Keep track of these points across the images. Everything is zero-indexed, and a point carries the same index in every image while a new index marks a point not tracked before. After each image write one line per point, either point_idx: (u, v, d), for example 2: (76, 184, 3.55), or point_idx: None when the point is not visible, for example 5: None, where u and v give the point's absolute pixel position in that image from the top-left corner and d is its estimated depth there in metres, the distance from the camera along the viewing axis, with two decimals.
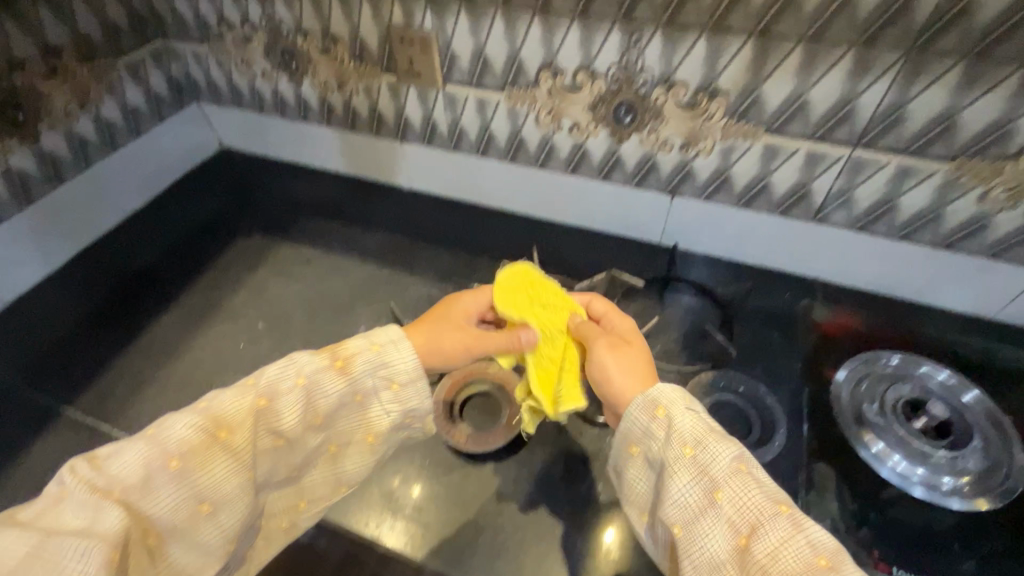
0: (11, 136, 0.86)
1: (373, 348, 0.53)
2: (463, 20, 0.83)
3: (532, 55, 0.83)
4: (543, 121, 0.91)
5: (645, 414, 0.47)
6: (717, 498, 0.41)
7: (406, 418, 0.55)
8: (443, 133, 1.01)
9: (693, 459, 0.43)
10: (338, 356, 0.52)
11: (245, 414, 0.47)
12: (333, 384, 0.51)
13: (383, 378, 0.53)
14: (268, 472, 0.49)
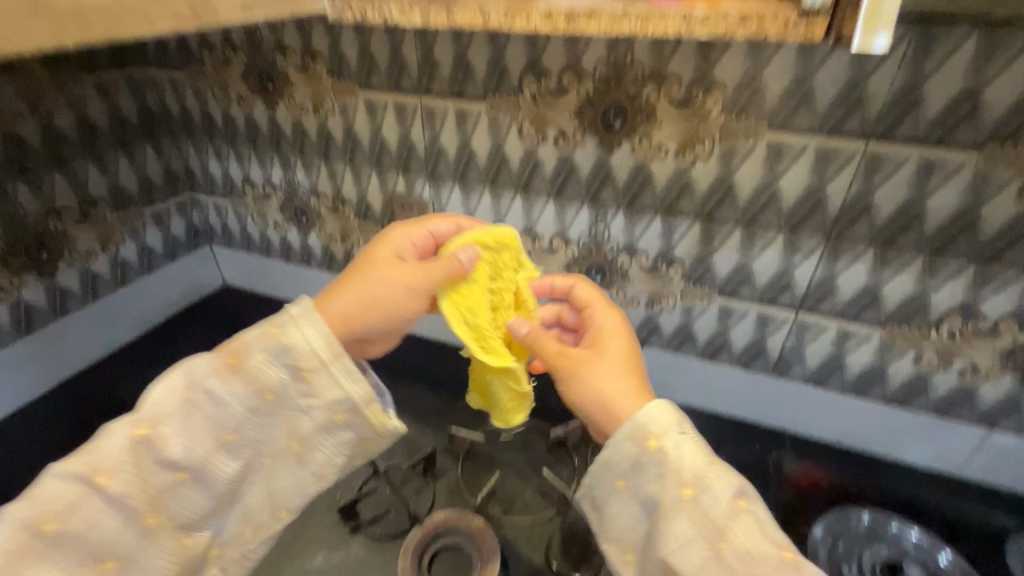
0: (30, 271, 0.93)
1: (270, 331, 0.54)
2: (456, 192, 0.97)
3: (515, 222, 0.96)
4: None
5: (637, 447, 0.49)
6: (720, 544, 0.44)
7: (334, 416, 0.56)
8: None
9: (690, 499, 0.45)
10: (224, 354, 0.52)
11: (134, 449, 0.48)
12: (230, 386, 0.51)
13: (288, 369, 0.53)
14: (186, 503, 0.50)
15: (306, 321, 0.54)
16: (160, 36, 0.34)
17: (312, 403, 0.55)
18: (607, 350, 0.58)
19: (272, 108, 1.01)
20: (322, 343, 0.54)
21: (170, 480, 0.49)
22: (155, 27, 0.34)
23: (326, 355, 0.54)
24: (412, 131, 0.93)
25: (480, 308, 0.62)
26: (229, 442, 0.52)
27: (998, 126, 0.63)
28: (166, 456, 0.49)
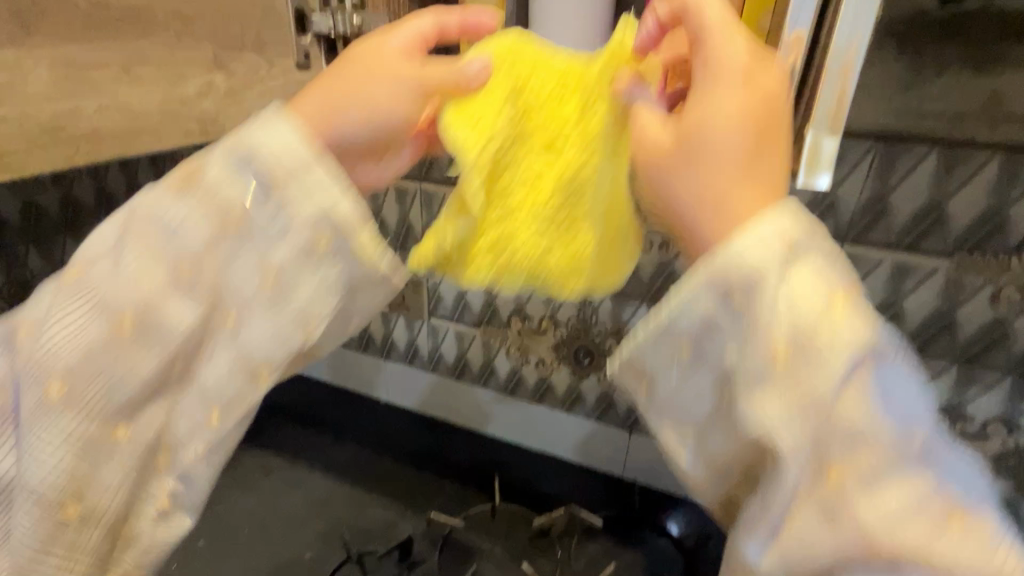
0: None
1: (229, 142, 0.32)
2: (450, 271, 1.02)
3: (505, 300, 0.99)
4: (513, 354, 1.02)
5: (744, 286, 0.28)
6: (844, 459, 0.27)
7: (317, 239, 0.32)
8: (423, 356, 1.10)
9: (812, 390, 0.27)
10: (178, 174, 0.33)
11: (61, 302, 0.31)
12: (177, 214, 0.32)
13: (246, 185, 0.32)
14: (110, 378, 0.31)
15: (271, 121, 0.32)
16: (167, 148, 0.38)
17: (282, 226, 0.32)
18: (710, 119, 0.31)
19: None
20: (287, 142, 0.32)
21: (102, 334, 0.31)
22: (164, 141, 0.37)
23: (302, 166, 0.32)
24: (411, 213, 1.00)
25: (491, 130, 0.34)
26: (174, 280, 0.32)
27: (971, 229, 0.59)
28: (93, 303, 0.31)
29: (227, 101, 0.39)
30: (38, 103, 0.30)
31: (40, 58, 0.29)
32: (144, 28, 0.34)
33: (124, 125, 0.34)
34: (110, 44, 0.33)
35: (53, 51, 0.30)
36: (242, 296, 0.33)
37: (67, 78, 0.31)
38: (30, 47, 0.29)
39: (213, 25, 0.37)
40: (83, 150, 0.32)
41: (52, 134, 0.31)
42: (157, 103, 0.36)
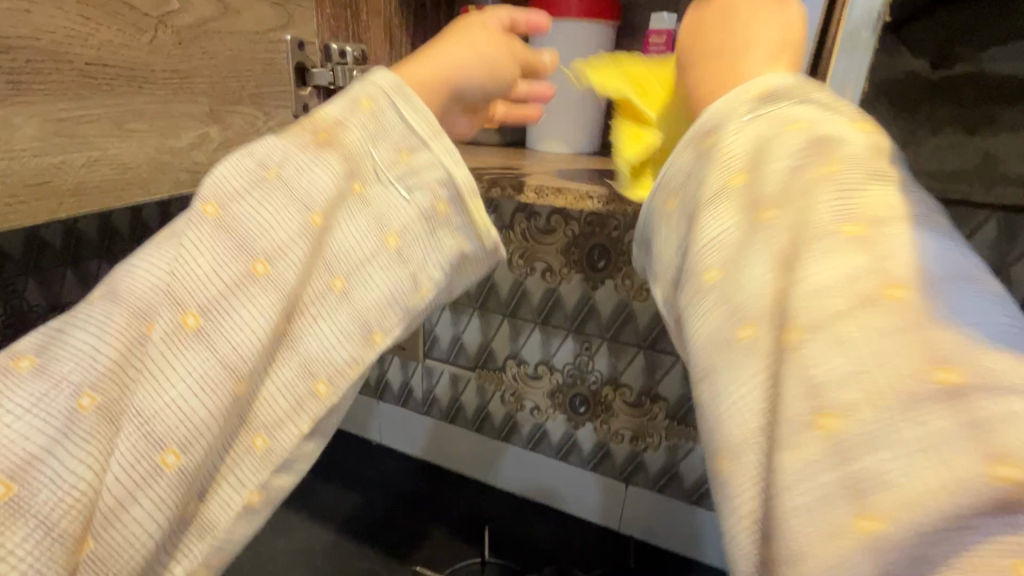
0: None
1: (363, 108, 0.27)
2: (446, 313, 1.01)
3: (501, 345, 0.98)
4: (508, 400, 1.01)
5: (753, 120, 0.24)
6: (874, 275, 0.18)
7: (437, 207, 0.27)
8: (417, 397, 1.11)
9: (825, 198, 0.20)
10: (308, 128, 0.26)
11: (198, 240, 0.22)
12: (316, 164, 0.25)
13: (386, 147, 0.27)
14: (227, 328, 0.21)
15: (398, 92, 0.28)
16: (157, 198, 0.37)
17: (425, 191, 0.27)
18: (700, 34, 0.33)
19: None
20: (427, 122, 0.28)
21: (225, 274, 0.22)
22: (154, 191, 0.37)
23: (434, 134, 0.28)
24: None
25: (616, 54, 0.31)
26: (314, 234, 0.24)
27: None
28: (236, 241, 0.22)
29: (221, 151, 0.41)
30: (26, 157, 0.30)
31: (31, 115, 0.30)
32: (143, 84, 0.35)
33: (112, 176, 0.34)
34: (107, 98, 0.33)
35: (45, 107, 0.30)
36: (354, 259, 0.25)
37: (57, 133, 0.31)
38: (22, 104, 0.29)
39: (210, 81, 0.39)
40: (68, 202, 0.32)
41: (39, 187, 0.31)
42: (148, 154, 0.36)
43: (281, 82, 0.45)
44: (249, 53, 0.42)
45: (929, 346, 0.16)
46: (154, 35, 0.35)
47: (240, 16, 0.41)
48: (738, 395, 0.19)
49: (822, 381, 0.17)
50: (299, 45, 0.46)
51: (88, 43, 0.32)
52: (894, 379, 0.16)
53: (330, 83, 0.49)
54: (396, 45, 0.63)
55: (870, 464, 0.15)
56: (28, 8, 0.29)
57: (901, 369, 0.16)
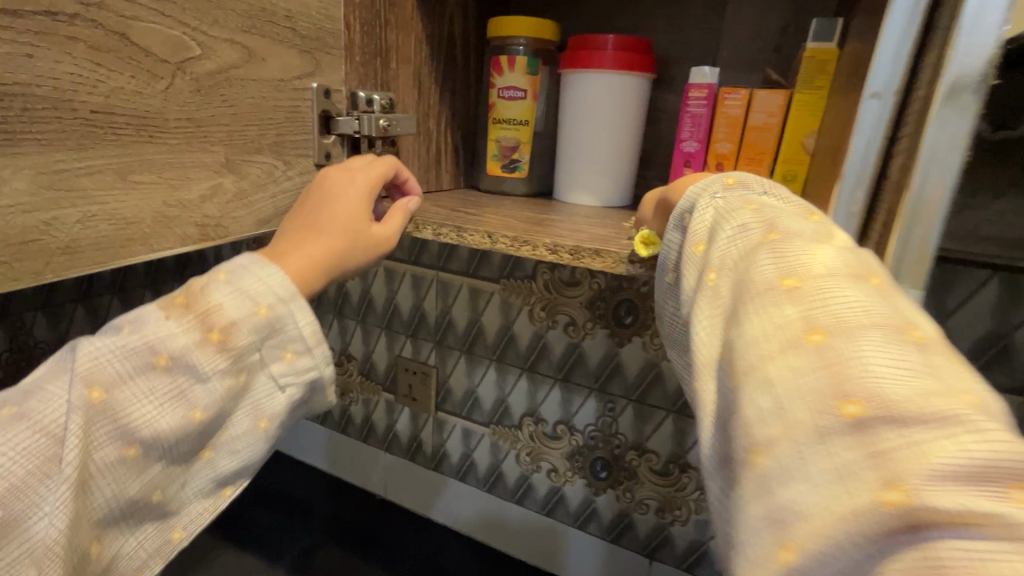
0: None
1: (258, 314, 0.35)
2: (461, 364, 0.96)
3: (517, 402, 0.93)
4: (523, 460, 0.95)
5: (732, 201, 0.36)
6: (806, 322, 0.27)
7: (280, 362, 0.36)
8: (426, 451, 1.06)
9: (772, 261, 0.31)
10: (196, 313, 0.34)
11: (85, 422, 0.30)
12: (205, 365, 0.33)
13: (272, 347, 0.36)
14: (120, 492, 0.31)
15: (293, 300, 0.37)
16: (159, 255, 0.34)
17: (295, 384, 0.37)
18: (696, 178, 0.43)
19: None
20: (313, 331, 0.37)
21: (101, 455, 0.30)
22: (155, 248, 0.33)
23: (317, 342, 0.37)
24: (425, 302, 0.97)
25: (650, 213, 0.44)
26: (195, 424, 0.33)
27: None
28: (122, 431, 0.31)
29: (233, 203, 0.38)
30: (12, 214, 0.26)
31: (23, 167, 0.26)
32: (153, 133, 0.32)
33: (109, 232, 0.31)
34: (112, 149, 0.30)
35: (40, 159, 0.27)
36: (226, 440, 0.35)
37: (51, 186, 0.28)
38: (13, 155, 0.26)
39: (228, 130, 0.37)
40: (57, 261, 0.28)
41: (24, 246, 0.27)
42: (153, 207, 0.33)
43: (303, 129, 0.43)
44: (272, 100, 0.40)
45: (849, 388, 0.24)
46: (171, 82, 0.32)
47: (265, 63, 0.39)
48: (760, 399, 0.27)
49: (775, 404, 0.26)
50: (325, 93, 0.45)
51: (96, 90, 0.29)
52: (816, 405, 0.25)
53: (354, 132, 0.48)
54: (423, 94, 0.61)
55: (800, 475, 0.24)
56: (31, 53, 0.26)
57: (823, 402, 0.25)
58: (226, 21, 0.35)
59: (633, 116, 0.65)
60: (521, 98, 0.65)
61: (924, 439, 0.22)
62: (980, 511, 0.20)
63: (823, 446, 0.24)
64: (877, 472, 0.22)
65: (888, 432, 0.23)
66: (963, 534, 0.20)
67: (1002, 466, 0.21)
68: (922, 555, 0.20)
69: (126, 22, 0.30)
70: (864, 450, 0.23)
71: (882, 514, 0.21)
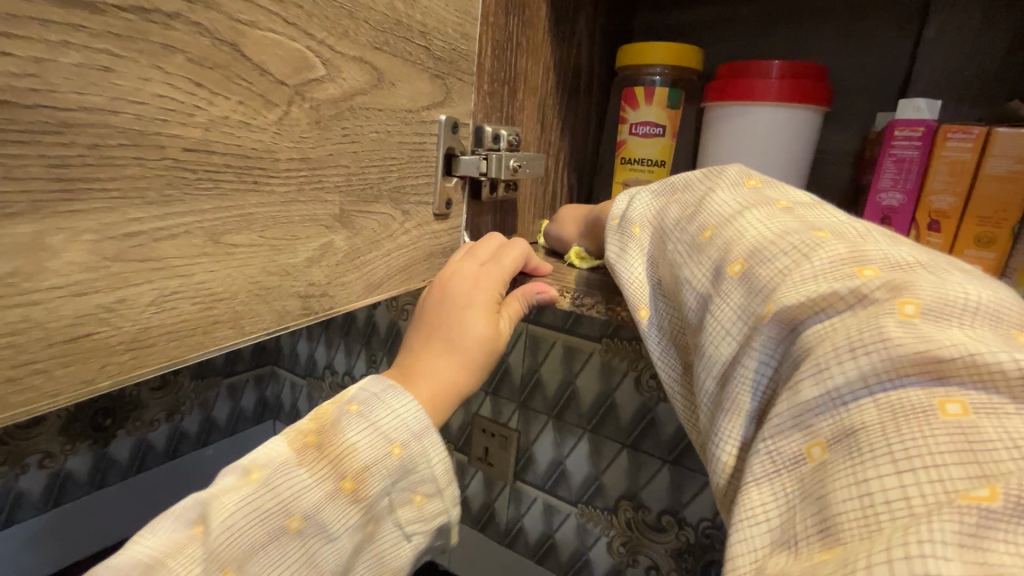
0: (88, 438, 0.94)
1: (392, 455, 0.31)
2: (548, 431, 0.84)
3: (613, 482, 0.79)
4: (616, 550, 0.81)
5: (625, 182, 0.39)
6: (702, 227, 0.30)
7: (411, 502, 0.33)
8: (500, 524, 0.93)
9: (669, 201, 0.34)
10: (330, 458, 0.30)
11: None
12: (338, 519, 0.30)
13: (403, 490, 0.33)
14: None
15: (427, 435, 0.33)
16: (251, 340, 0.25)
17: (422, 529, 0.34)
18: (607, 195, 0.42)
19: (373, 307, 1.04)
20: (446, 469, 0.34)
21: None
22: (247, 332, 0.25)
23: (447, 482, 0.34)
24: (510, 357, 0.86)
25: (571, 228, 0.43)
26: None
27: None
28: None
29: (343, 266, 0.29)
30: (60, 300, 0.18)
31: (82, 231, 0.18)
32: (259, 178, 0.23)
33: (190, 315, 0.22)
34: (205, 201, 0.21)
35: (106, 217, 0.18)
36: None
37: (118, 257, 0.19)
38: (69, 214, 0.18)
39: (346, 172, 0.28)
40: (118, 361, 0.20)
41: (74, 344, 0.18)
42: (250, 276, 0.24)
43: (426, 170, 0.34)
44: (397, 136, 0.31)
45: (735, 256, 0.27)
46: (286, 110, 0.24)
47: (394, 88, 0.30)
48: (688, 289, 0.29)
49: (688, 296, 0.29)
50: (453, 127, 0.36)
51: (192, 119, 0.20)
52: (715, 274, 0.28)
53: (479, 173, 0.38)
54: (547, 128, 0.52)
55: (711, 332, 0.27)
56: (109, 65, 0.18)
57: (718, 270, 0.27)
58: (357, 35, 0.27)
59: (798, 158, 0.53)
60: (658, 135, 0.55)
61: (791, 268, 0.24)
62: (834, 296, 0.23)
63: (721, 304, 0.26)
64: (761, 297, 0.25)
65: (769, 271, 0.25)
66: (824, 318, 0.22)
67: (845, 260, 0.23)
68: (800, 353, 0.23)
69: (239, 29, 0.21)
70: (752, 292, 0.25)
71: (769, 332, 0.24)
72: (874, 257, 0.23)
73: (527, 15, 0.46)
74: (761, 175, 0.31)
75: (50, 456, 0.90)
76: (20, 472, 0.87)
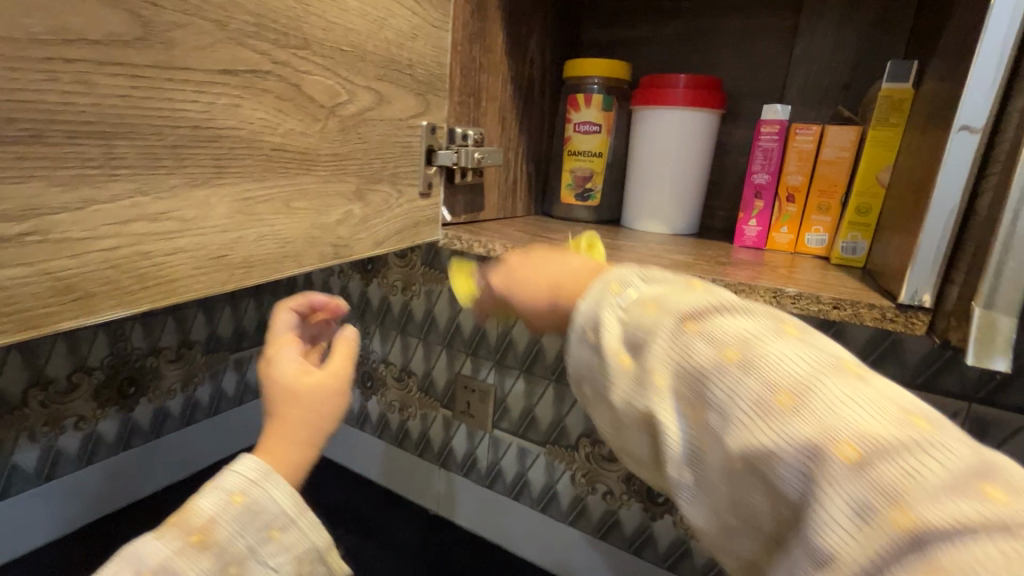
0: (115, 404, 1.06)
1: (234, 502, 0.39)
2: (520, 383, 0.99)
3: (575, 423, 0.95)
4: (578, 480, 0.96)
5: (625, 299, 0.34)
6: (772, 389, 0.27)
7: (268, 536, 0.39)
8: (481, 469, 1.08)
9: (700, 339, 0.30)
10: (180, 524, 0.38)
11: None
12: (193, 571, 0.37)
13: (258, 530, 0.39)
14: None
15: (266, 480, 0.40)
16: (305, 270, 0.39)
17: (286, 559, 0.40)
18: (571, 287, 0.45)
19: (367, 284, 1.18)
20: (292, 501, 0.40)
21: None
22: (303, 265, 0.39)
23: (299, 512, 0.40)
24: (487, 322, 1.01)
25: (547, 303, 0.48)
26: None
27: None
28: None
29: (359, 226, 0.43)
30: (214, 236, 0.31)
31: (225, 197, 0.32)
32: (309, 166, 0.37)
33: (274, 250, 0.36)
34: (280, 181, 0.35)
35: (236, 189, 0.32)
36: None
37: (240, 212, 0.33)
38: (219, 187, 0.31)
39: (360, 163, 0.42)
40: (237, 274, 0.33)
41: (219, 262, 0.32)
42: (304, 228, 0.38)
43: (413, 161, 0.49)
44: (393, 137, 0.45)
45: (842, 440, 0.24)
46: (325, 123, 0.38)
47: (391, 105, 0.44)
48: (783, 467, 0.26)
49: (781, 472, 0.26)
50: (431, 129, 0.50)
51: (275, 132, 0.34)
52: (819, 460, 0.25)
53: (452, 163, 0.53)
54: (506, 127, 0.66)
55: (822, 524, 0.24)
56: (239, 103, 0.31)
57: (823, 455, 0.25)
58: (367, 72, 0.41)
59: (702, 149, 0.68)
60: (596, 132, 0.70)
61: (911, 470, 0.23)
62: (974, 518, 0.22)
63: (833, 495, 0.24)
64: (885, 497, 0.23)
65: (884, 466, 0.24)
66: (962, 540, 0.21)
67: (966, 470, 0.23)
68: (931, 568, 0.21)
69: (301, 76, 0.35)
70: (873, 489, 0.23)
71: (899, 539, 0.22)
72: (997, 472, 0.23)
73: (488, 41, 0.60)
74: (797, 322, 0.30)
75: (83, 418, 1.01)
76: (58, 432, 0.98)
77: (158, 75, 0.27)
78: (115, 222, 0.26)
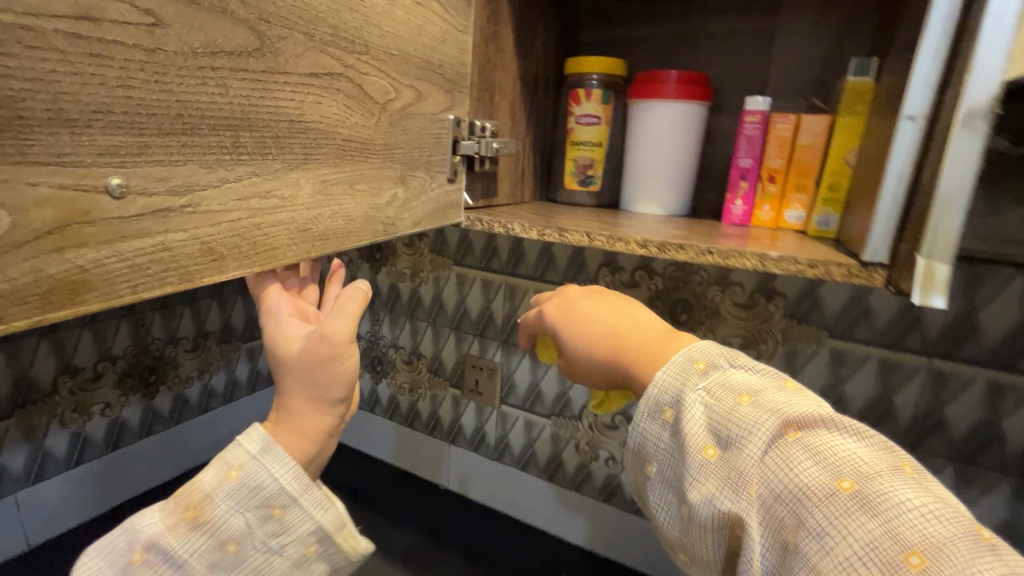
0: (138, 392, 1.09)
1: (231, 478, 0.44)
2: (526, 360, 1.06)
3: (578, 395, 1.02)
4: (582, 449, 1.04)
5: (720, 394, 0.37)
6: (896, 539, 0.29)
7: (269, 512, 0.44)
8: (490, 443, 1.15)
9: (819, 467, 0.32)
10: (183, 501, 0.44)
11: None
12: (187, 541, 0.43)
13: (258, 507, 0.44)
14: None
15: (261, 457, 0.45)
16: (364, 244, 0.45)
17: (287, 534, 0.45)
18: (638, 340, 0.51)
19: (375, 273, 1.24)
20: (289, 480, 0.45)
21: None
22: (361, 240, 0.45)
23: (297, 492, 0.45)
24: (493, 304, 1.08)
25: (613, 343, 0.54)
26: None
27: None
28: None
29: (402, 208, 0.50)
30: (303, 212, 0.38)
31: (310, 180, 0.38)
32: (368, 155, 0.44)
33: (342, 226, 0.42)
34: (347, 168, 0.41)
35: (317, 173, 0.38)
36: None
37: (320, 192, 0.39)
38: (306, 171, 0.37)
39: (404, 153, 0.49)
40: (318, 246, 0.40)
41: (306, 235, 0.38)
42: (364, 208, 0.44)
43: (444, 150, 0.55)
44: (428, 130, 0.52)
45: None
46: (379, 118, 0.44)
47: (427, 101, 0.51)
48: None
49: None
50: (457, 123, 0.57)
51: (344, 126, 0.40)
52: None
53: (474, 153, 0.59)
54: (516, 121, 0.73)
55: None
56: (320, 100, 0.38)
57: None
58: (409, 73, 0.48)
59: (692, 137, 0.76)
60: (596, 124, 0.77)
61: None
62: None
63: None
64: None
65: None
66: None
67: None
68: None
69: (362, 78, 0.42)
70: None
71: None
72: None
73: (501, 43, 0.66)
74: (915, 468, 0.32)
75: (109, 405, 1.04)
76: (86, 418, 1.01)
77: (268, 78, 0.33)
78: (239, 198, 0.32)
